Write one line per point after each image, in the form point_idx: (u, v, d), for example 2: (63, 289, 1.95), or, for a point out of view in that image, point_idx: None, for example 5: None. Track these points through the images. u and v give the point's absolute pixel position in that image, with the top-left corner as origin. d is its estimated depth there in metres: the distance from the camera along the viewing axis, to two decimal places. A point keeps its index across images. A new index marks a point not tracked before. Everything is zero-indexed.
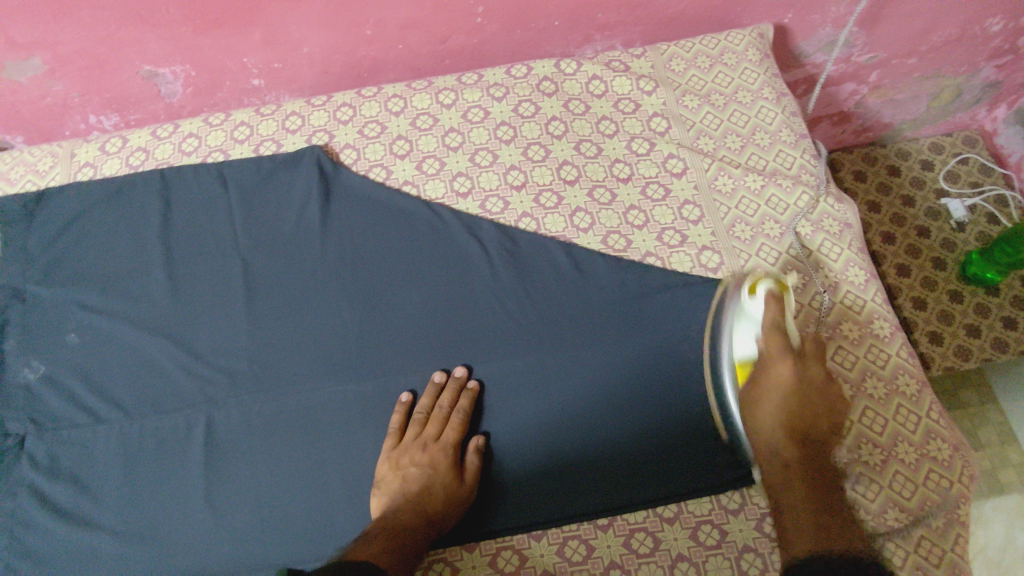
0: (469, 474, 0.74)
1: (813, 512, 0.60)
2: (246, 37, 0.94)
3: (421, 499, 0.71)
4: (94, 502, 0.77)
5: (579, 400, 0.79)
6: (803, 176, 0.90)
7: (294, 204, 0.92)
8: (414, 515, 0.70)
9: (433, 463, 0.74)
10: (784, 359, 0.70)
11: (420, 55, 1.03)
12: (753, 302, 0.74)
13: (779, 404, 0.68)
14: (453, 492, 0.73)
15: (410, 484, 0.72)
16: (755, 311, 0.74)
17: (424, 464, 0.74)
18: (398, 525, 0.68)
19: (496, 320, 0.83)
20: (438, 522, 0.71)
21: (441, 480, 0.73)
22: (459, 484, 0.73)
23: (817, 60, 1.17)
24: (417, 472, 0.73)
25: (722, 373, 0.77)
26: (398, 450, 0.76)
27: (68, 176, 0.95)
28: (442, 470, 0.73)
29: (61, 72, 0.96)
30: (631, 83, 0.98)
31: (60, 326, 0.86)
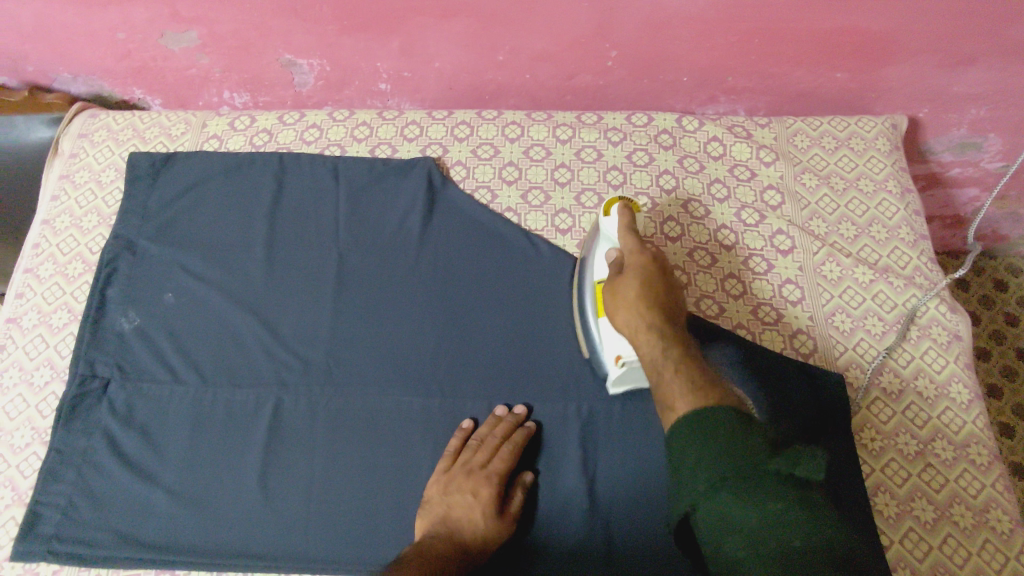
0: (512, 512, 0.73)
1: (665, 352, 0.64)
2: (386, 44, 0.98)
3: (463, 530, 0.70)
4: (159, 457, 0.79)
5: (643, 461, 0.77)
6: (916, 278, 0.87)
7: (398, 209, 0.94)
8: (455, 543, 0.69)
9: (482, 495, 0.73)
10: (636, 250, 0.72)
11: (544, 88, 1.04)
12: (609, 220, 0.77)
13: (636, 284, 0.69)
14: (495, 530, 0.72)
15: (456, 510, 0.72)
16: (610, 225, 0.77)
17: (473, 493, 0.73)
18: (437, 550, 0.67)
19: (573, 362, 0.83)
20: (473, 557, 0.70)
21: (486, 514, 0.72)
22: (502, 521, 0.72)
23: (944, 159, 1.12)
24: (465, 500, 0.73)
25: (585, 283, 0.79)
26: (450, 474, 0.75)
27: (196, 144, 1.01)
28: (488, 504, 0.72)
29: (210, 48, 1.01)
30: (750, 151, 0.96)
31: (161, 284, 0.90)
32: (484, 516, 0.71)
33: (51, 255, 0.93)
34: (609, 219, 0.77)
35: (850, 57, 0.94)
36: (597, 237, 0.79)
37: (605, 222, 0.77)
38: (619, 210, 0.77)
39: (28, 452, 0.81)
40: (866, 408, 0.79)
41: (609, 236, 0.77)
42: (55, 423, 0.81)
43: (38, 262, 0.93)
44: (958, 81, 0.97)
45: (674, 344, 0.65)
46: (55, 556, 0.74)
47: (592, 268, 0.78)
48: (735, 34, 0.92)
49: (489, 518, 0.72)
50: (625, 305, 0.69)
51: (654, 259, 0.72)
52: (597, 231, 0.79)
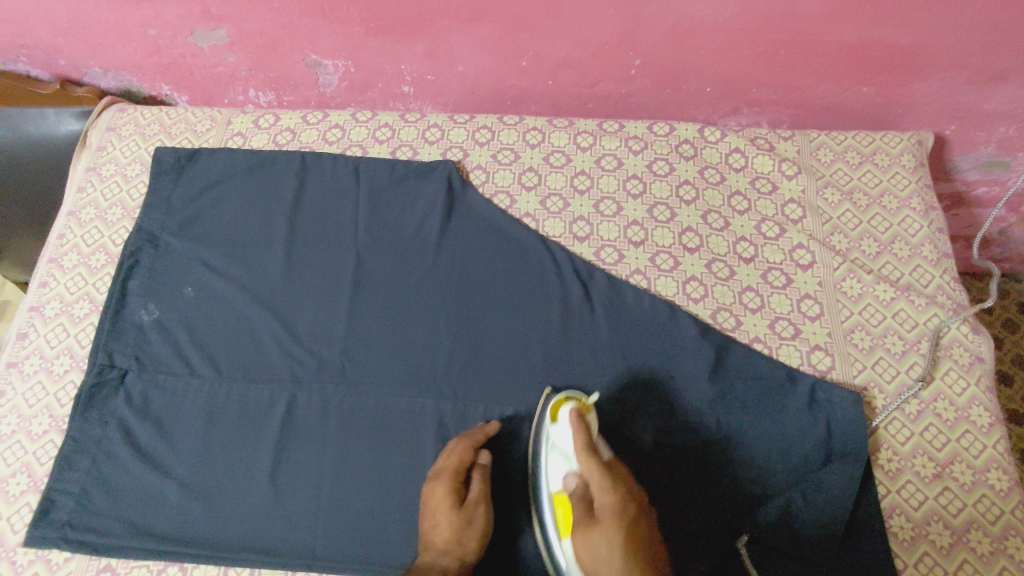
0: (477, 498, 0.72)
1: None
2: (410, 47, 0.99)
3: (440, 545, 0.68)
4: (172, 449, 0.80)
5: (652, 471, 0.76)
6: (938, 298, 0.85)
7: (417, 211, 0.94)
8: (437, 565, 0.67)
9: (438, 503, 0.70)
10: (596, 468, 0.66)
11: (566, 94, 1.04)
12: (558, 428, 0.74)
13: (605, 513, 0.64)
14: (468, 524, 0.70)
15: (425, 536, 0.69)
16: (564, 443, 0.72)
17: (433, 511, 0.70)
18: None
19: (586, 370, 0.82)
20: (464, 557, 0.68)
21: (448, 517, 0.69)
22: (470, 512, 0.70)
23: (971, 178, 1.11)
24: (428, 522, 0.70)
25: (540, 480, 0.74)
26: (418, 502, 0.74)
27: (220, 141, 1.02)
28: (446, 507, 0.70)
29: (237, 46, 1.03)
30: (773, 163, 0.95)
31: (181, 277, 0.91)
32: (448, 521, 0.69)
33: (75, 246, 0.95)
34: (563, 425, 0.73)
35: (877, 71, 0.93)
36: (544, 445, 0.75)
37: (555, 428, 0.74)
38: (572, 412, 0.72)
39: (45, 439, 0.82)
40: (883, 427, 0.78)
41: (564, 447, 0.72)
42: (72, 411, 0.82)
43: (62, 252, 0.95)
44: (988, 98, 0.95)
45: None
46: (67, 543, 0.75)
47: (547, 477, 0.73)
48: (761, 46, 0.91)
49: (453, 518, 0.69)
50: (598, 546, 0.63)
51: (620, 477, 0.67)
52: (548, 431, 0.75)
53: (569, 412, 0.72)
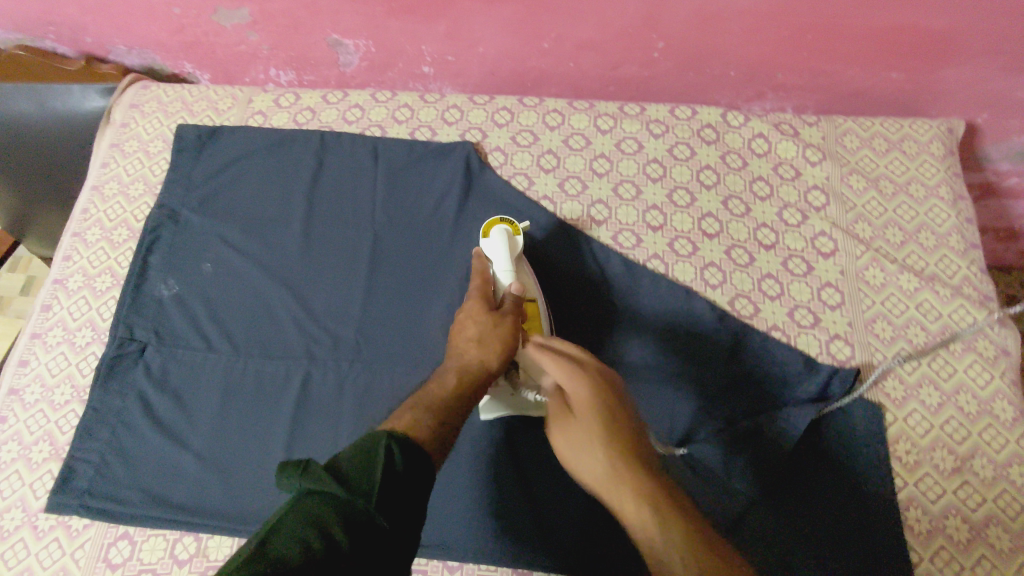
0: (510, 307, 0.71)
1: (614, 448, 0.53)
2: (432, 27, 0.98)
3: (463, 353, 0.66)
4: (189, 422, 0.81)
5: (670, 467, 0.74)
6: (964, 289, 0.83)
7: (434, 192, 0.94)
8: (459, 367, 0.65)
9: (468, 310, 0.70)
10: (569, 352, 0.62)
11: (587, 77, 1.03)
12: (489, 242, 0.80)
13: (574, 384, 0.58)
14: (496, 336, 0.67)
15: (452, 342, 0.69)
16: (493, 256, 0.79)
17: (461, 318, 0.70)
18: (441, 385, 0.63)
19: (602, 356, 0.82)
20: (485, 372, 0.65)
21: (478, 321, 0.68)
22: (500, 316, 0.69)
23: (1002, 168, 1.08)
24: (458, 330, 0.69)
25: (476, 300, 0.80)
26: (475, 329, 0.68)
27: (241, 119, 1.02)
28: (476, 312, 0.70)
29: (259, 25, 1.03)
30: (797, 149, 0.93)
31: (200, 253, 0.92)
32: (475, 325, 0.68)
33: (98, 220, 0.96)
34: (493, 239, 0.80)
35: (908, 56, 0.91)
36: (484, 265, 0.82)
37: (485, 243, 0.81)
38: (501, 230, 0.81)
39: (67, 409, 0.83)
40: (903, 420, 0.77)
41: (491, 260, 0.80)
42: (93, 383, 0.84)
43: (86, 226, 0.96)
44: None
45: (622, 438, 0.53)
46: (87, 510, 0.76)
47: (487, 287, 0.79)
48: (788, 29, 0.89)
49: (483, 322, 0.68)
50: (564, 429, 0.57)
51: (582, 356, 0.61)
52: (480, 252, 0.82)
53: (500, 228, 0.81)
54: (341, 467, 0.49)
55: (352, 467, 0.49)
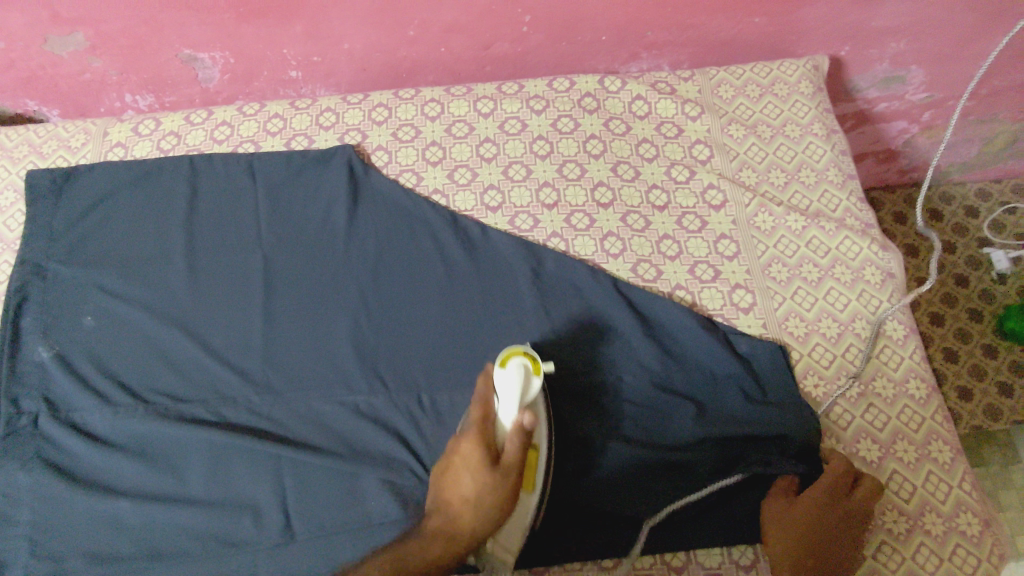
0: (514, 466, 0.62)
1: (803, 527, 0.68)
2: (289, 29, 0.93)
3: (452, 514, 0.62)
4: (94, 487, 0.75)
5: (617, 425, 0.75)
6: (847, 221, 0.87)
7: (321, 203, 0.90)
8: (446, 531, 0.62)
9: (465, 460, 0.62)
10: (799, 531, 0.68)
11: (461, 61, 1.00)
12: (501, 376, 0.65)
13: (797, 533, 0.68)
14: (490, 506, 0.61)
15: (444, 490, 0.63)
16: (502, 399, 0.64)
17: (458, 466, 0.63)
18: (424, 549, 0.61)
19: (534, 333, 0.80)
20: (472, 535, 0.61)
21: (475, 482, 0.61)
22: (499, 479, 0.61)
23: (870, 95, 1.12)
24: (454, 478, 0.63)
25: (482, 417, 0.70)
26: (470, 480, 0.61)
27: (99, 155, 0.95)
28: (474, 466, 0.61)
29: (101, 50, 0.95)
30: (675, 107, 0.95)
31: (78, 306, 0.85)
32: (471, 484, 0.61)
33: None
34: (507, 374, 0.65)
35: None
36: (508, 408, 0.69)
37: (498, 373, 0.66)
38: (518, 365, 0.65)
39: None
40: (808, 355, 0.80)
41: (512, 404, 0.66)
42: None
43: None
44: (876, 14, 0.96)
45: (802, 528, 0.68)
46: None
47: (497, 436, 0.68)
48: None
49: (480, 486, 0.61)
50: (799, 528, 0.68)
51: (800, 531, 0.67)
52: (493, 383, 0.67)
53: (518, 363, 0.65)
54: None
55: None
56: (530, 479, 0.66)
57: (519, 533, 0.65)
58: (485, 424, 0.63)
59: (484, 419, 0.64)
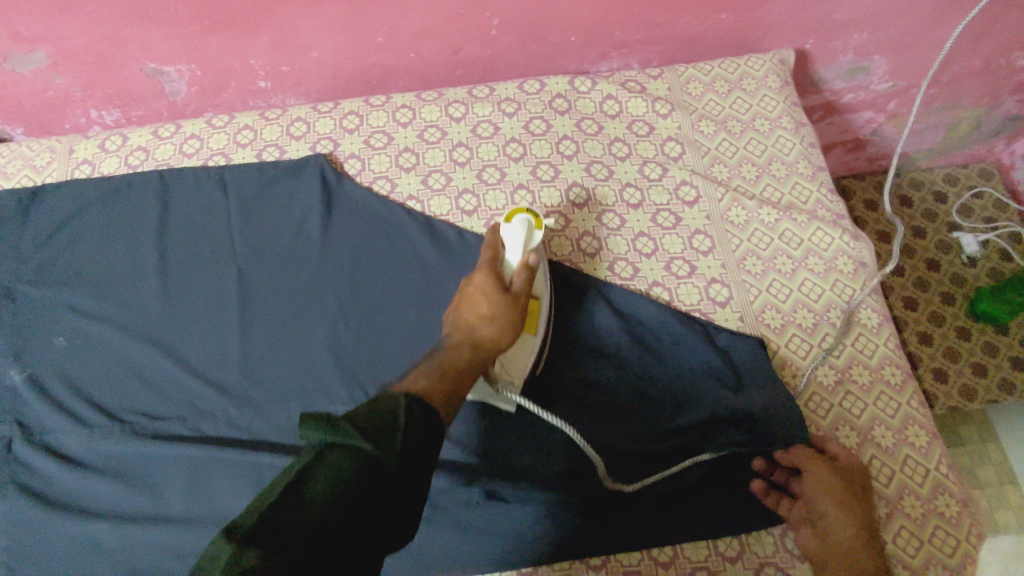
0: (522, 293, 0.69)
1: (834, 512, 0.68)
2: (255, 39, 0.92)
3: (473, 329, 0.67)
4: (72, 512, 0.73)
5: (603, 420, 0.75)
6: (818, 212, 0.88)
7: (294, 213, 0.90)
8: (470, 339, 0.66)
9: (480, 286, 0.69)
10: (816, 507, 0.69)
11: (431, 65, 1.00)
12: (508, 232, 0.70)
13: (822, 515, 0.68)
14: (508, 318, 0.68)
15: (461, 313, 0.68)
16: (508, 247, 0.70)
17: (474, 293, 0.69)
18: (455, 355, 0.64)
19: None
20: (492, 346, 0.66)
21: (492, 300, 0.68)
22: (513, 302, 0.68)
23: (837, 87, 1.14)
24: (470, 300, 0.68)
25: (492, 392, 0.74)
26: (488, 300, 0.68)
27: (65, 173, 0.93)
28: (490, 290, 0.68)
29: (63, 66, 0.93)
30: (646, 105, 0.96)
31: (49, 328, 0.83)
32: (489, 303, 0.68)
33: None
34: (511, 228, 0.69)
35: None
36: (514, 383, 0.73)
37: (505, 228, 0.70)
38: (522, 220, 0.69)
39: None
40: (785, 346, 0.81)
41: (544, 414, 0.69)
42: None
43: None
44: (839, 7, 0.97)
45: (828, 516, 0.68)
46: None
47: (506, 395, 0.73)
48: None
49: (496, 303, 0.68)
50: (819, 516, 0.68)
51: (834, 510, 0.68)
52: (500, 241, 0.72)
53: (523, 219, 0.70)
54: (367, 424, 0.48)
55: (376, 424, 0.49)
56: (531, 322, 0.74)
57: (518, 370, 0.73)
58: (494, 264, 0.71)
59: (492, 259, 0.71)
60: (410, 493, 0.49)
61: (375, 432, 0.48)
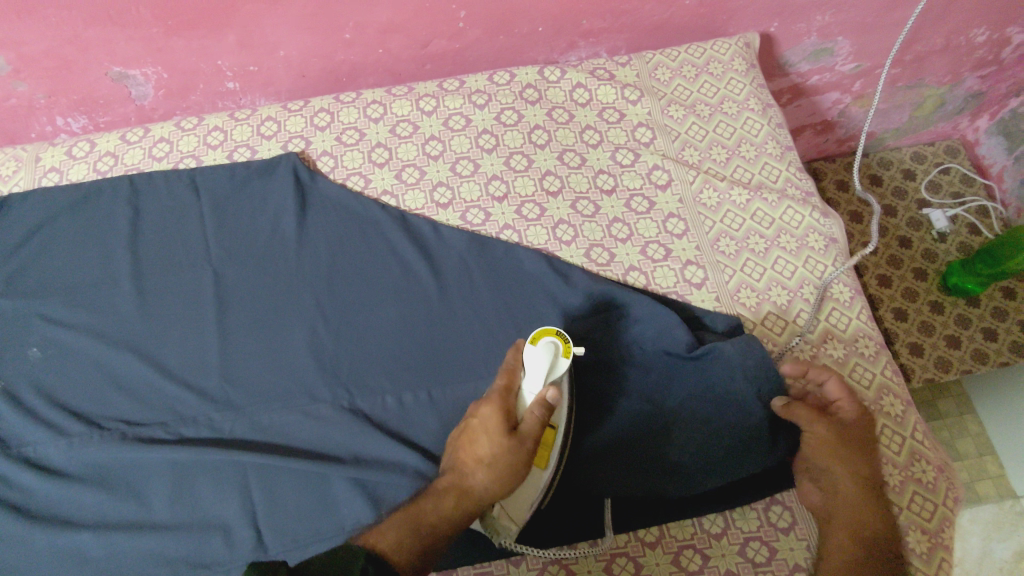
0: (530, 434, 0.63)
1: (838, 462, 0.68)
2: (221, 39, 0.91)
3: (467, 475, 0.63)
4: (53, 523, 0.72)
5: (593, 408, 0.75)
6: (788, 191, 0.90)
7: (268, 213, 0.89)
8: (459, 487, 0.63)
9: (485, 421, 0.64)
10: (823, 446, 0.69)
11: (401, 60, 1.00)
12: (531, 357, 0.64)
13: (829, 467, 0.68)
14: (506, 465, 0.62)
15: (462, 448, 0.65)
16: (528, 373, 0.64)
17: (476, 428, 0.64)
18: (437, 501, 0.63)
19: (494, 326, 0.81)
20: (483, 497, 0.62)
21: (493, 443, 0.62)
22: (515, 447, 0.62)
23: (803, 69, 1.16)
24: (472, 438, 0.64)
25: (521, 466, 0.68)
26: (490, 443, 0.63)
27: (32, 182, 0.92)
28: (494, 429, 0.63)
29: (25, 73, 0.92)
30: (615, 92, 0.96)
31: (22, 339, 0.82)
32: (488, 445, 0.63)
33: None
34: (535, 351, 0.64)
35: None
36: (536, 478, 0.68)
37: (528, 351, 0.65)
38: (548, 344, 0.64)
39: None
40: (761, 324, 0.82)
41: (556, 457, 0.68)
42: None
43: None
44: None
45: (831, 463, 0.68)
46: None
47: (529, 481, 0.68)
48: None
49: (497, 446, 0.62)
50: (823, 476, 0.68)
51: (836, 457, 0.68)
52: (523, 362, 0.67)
53: (547, 345, 0.64)
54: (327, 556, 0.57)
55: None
56: (542, 456, 0.67)
57: (522, 512, 0.67)
58: (507, 392, 0.65)
59: (506, 390, 0.65)
60: None
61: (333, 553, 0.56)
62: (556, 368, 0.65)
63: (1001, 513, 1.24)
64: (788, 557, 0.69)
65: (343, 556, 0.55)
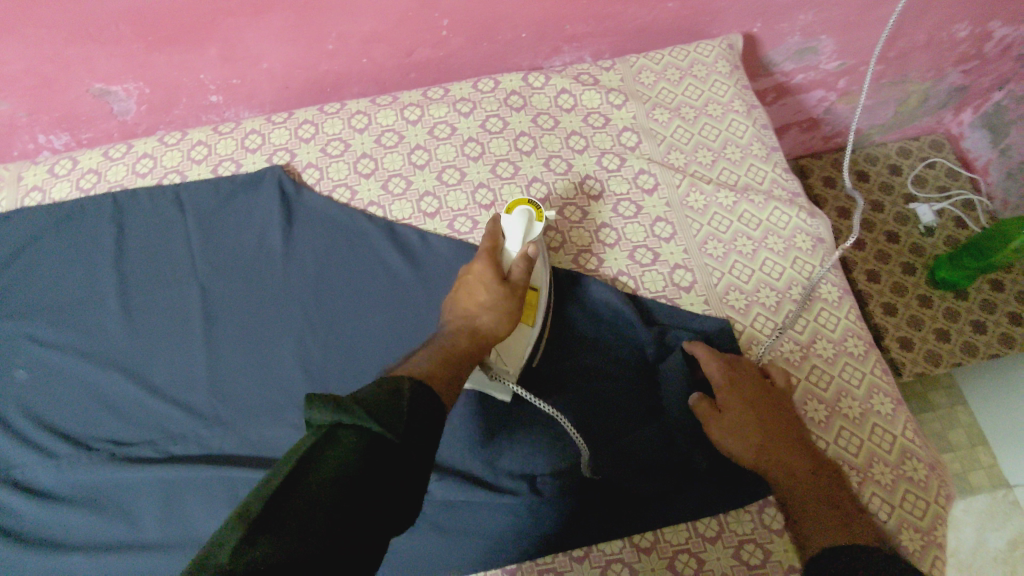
0: (520, 282, 0.70)
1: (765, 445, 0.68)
2: (202, 53, 0.91)
3: (473, 318, 0.68)
4: (44, 547, 0.72)
5: (594, 414, 0.76)
6: (774, 192, 0.90)
7: (254, 227, 0.89)
8: (468, 329, 0.67)
9: (479, 274, 0.70)
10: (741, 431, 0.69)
11: (384, 69, 1.00)
12: (511, 220, 0.72)
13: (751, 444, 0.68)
14: (506, 305, 0.69)
15: (460, 302, 0.69)
16: (509, 235, 0.73)
17: (472, 282, 0.70)
18: (454, 342, 0.65)
19: None
20: (491, 332, 0.67)
21: (491, 289, 0.69)
22: (510, 291, 0.70)
23: (787, 68, 1.16)
24: (468, 291, 0.70)
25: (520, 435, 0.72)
26: (487, 289, 0.69)
27: (15, 201, 0.91)
28: (489, 279, 0.70)
29: (5, 92, 0.91)
30: (600, 97, 0.96)
31: (8, 361, 0.82)
32: (487, 292, 0.69)
33: None
34: (512, 219, 0.73)
35: None
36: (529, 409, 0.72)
37: (506, 218, 0.73)
38: (522, 212, 0.73)
39: None
40: (751, 326, 0.82)
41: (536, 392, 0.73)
42: None
43: None
44: None
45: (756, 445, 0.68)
46: None
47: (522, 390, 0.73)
48: None
49: (496, 291, 0.69)
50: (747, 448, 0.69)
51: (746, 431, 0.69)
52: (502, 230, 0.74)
53: (523, 212, 0.72)
54: (373, 402, 0.48)
55: (381, 406, 0.48)
56: (529, 314, 0.74)
57: (517, 360, 0.74)
58: (494, 251, 0.73)
59: (492, 249, 0.73)
60: (414, 467, 0.48)
61: (380, 412, 0.47)
62: (533, 228, 0.73)
63: (995, 503, 1.24)
64: (783, 558, 0.69)
65: (388, 394, 0.49)
